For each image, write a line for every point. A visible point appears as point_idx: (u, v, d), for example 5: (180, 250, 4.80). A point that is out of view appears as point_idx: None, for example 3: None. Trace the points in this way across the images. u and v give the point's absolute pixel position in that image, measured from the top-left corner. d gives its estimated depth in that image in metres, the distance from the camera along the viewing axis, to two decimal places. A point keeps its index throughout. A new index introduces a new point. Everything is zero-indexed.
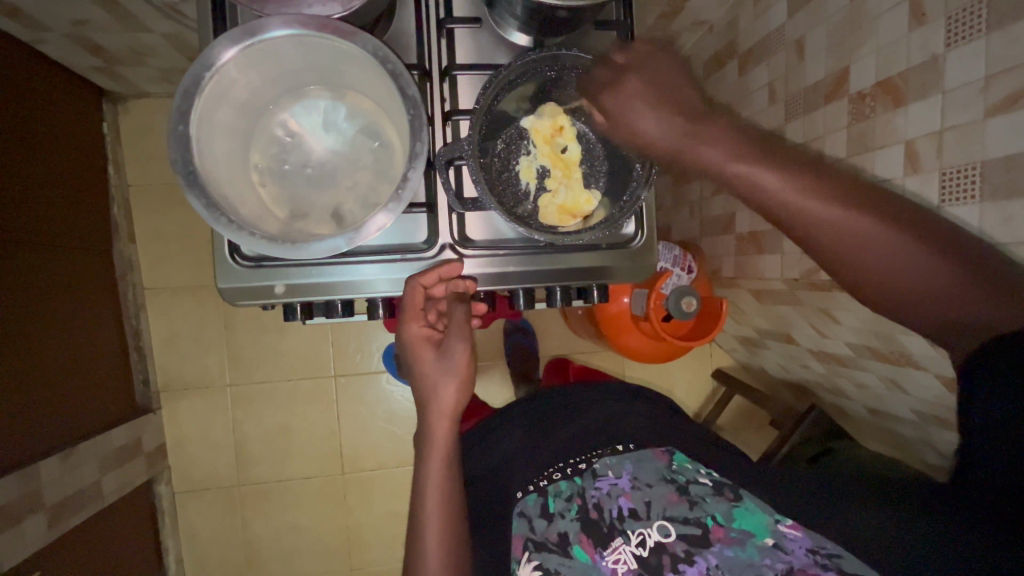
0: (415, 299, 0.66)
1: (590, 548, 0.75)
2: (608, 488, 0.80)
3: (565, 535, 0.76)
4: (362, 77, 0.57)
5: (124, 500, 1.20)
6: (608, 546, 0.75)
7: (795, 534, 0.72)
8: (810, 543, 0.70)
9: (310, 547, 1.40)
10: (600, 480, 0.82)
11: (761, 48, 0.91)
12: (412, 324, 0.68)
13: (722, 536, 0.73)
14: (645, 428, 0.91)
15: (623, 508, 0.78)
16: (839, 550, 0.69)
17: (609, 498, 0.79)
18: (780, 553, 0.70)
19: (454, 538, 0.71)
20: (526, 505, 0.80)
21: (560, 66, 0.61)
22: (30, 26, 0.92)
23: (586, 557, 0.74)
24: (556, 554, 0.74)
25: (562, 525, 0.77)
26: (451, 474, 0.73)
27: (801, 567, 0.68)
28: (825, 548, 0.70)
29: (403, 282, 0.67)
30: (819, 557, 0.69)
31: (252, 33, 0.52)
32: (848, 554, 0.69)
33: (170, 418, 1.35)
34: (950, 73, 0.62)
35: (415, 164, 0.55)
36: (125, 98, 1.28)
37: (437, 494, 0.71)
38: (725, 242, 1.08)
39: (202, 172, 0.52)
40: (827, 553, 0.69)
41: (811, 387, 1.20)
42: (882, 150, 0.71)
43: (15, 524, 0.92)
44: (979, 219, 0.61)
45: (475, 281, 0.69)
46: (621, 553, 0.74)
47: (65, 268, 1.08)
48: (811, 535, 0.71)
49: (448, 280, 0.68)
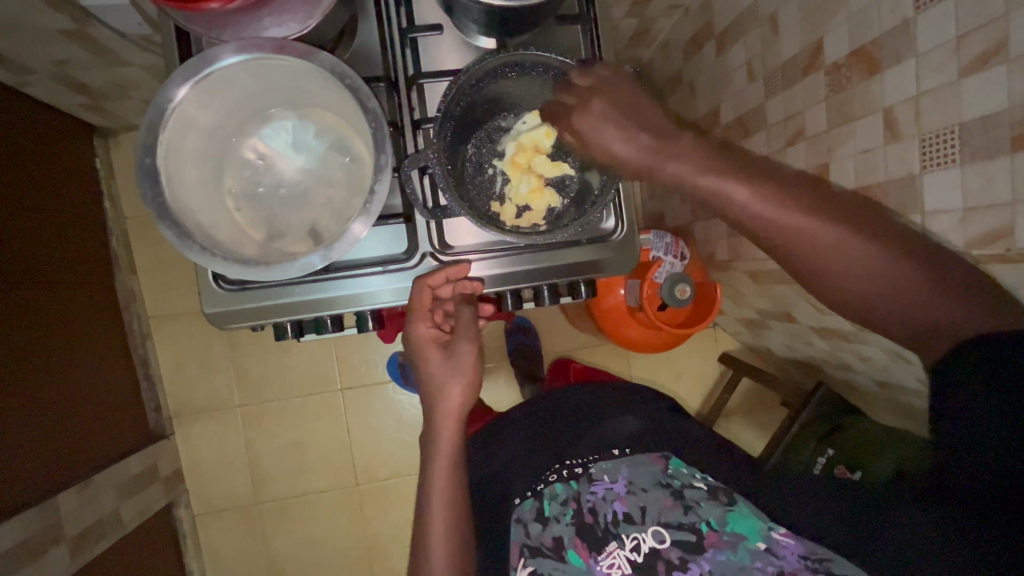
0: (424, 300, 0.67)
1: (585, 552, 0.75)
2: (604, 492, 0.80)
3: (561, 539, 0.77)
4: (323, 94, 0.57)
5: (144, 526, 1.22)
6: (603, 550, 0.74)
7: (787, 541, 0.69)
8: (802, 550, 0.68)
9: (331, 559, 1.42)
10: (596, 485, 0.82)
11: (736, 28, 0.90)
12: (419, 325, 0.69)
13: (715, 540, 0.71)
14: (641, 430, 0.91)
15: (617, 512, 0.77)
16: (829, 553, 0.66)
17: (604, 502, 0.79)
18: (771, 557, 0.68)
19: (460, 539, 0.73)
20: (523, 511, 0.82)
21: (518, 66, 0.60)
22: (14, 71, 0.94)
23: (580, 562, 0.74)
24: (550, 558, 0.75)
25: (557, 530, 0.78)
26: (455, 472, 0.74)
27: (792, 572, 0.66)
28: (816, 553, 0.67)
29: (409, 288, 0.68)
30: (810, 561, 0.66)
31: (209, 62, 0.52)
32: (838, 558, 0.65)
33: (184, 442, 1.37)
34: (922, 36, 0.60)
35: (381, 176, 0.54)
36: (115, 132, 1.30)
37: (441, 494, 0.73)
38: (716, 226, 1.08)
39: (173, 203, 0.53)
40: (818, 558, 0.66)
41: (818, 365, 1.19)
42: (863, 120, 0.70)
43: (36, 558, 0.94)
44: (962, 182, 0.60)
45: (482, 282, 0.69)
46: (616, 558, 0.73)
47: (67, 304, 1.10)
48: (804, 541, 0.69)
49: (455, 281, 0.68)
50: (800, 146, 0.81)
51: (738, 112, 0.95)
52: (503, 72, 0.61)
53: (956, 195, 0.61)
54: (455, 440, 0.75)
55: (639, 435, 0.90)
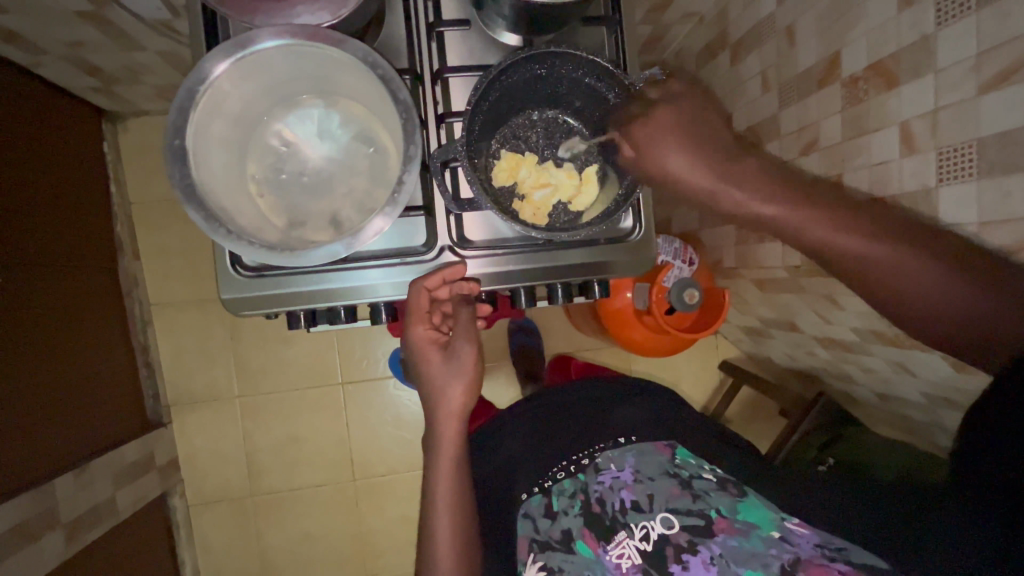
0: (421, 303, 0.67)
1: (593, 542, 0.74)
2: (611, 481, 0.80)
3: (568, 531, 0.77)
4: (352, 84, 0.58)
5: (138, 515, 1.21)
6: (613, 540, 0.74)
7: (802, 531, 0.69)
8: (817, 539, 0.68)
9: (324, 554, 1.41)
10: (603, 475, 0.82)
11: (752, 38, 0.91)
12: (418, 328, 0.70)
13: (726, 526, 0.70)
14: (643, 421, 0.91)
15: (625, 501, 0.77)
16: (845, 544, 0.68)
17: (611, 491, 0.79)
18: (785, 544, 0.67)
19: (463, 537, 0.73)
20: (530, 506, 0.82)
21: (548, 63, 0.60)
22: (28, 50, 0.93)
23: (589, 552, 0.74)
24: (560, 551, 0.74)
25: (566, 522, 0.78)
26: (459, 469, 0.74)
27: (808, 558, 0.65)
28: (832, 543, 0.68)
29: (407, 285, 0.67)
30: (825, 550, 0.66)
31: (244, 46, 0.52)
32: (852, 547, 0.67)
33: (180, 431, 1.36)
34: (942, 53, 0.61)
35: (409, 167, 0.55)
36: (124, 117, 1.30)
37: (447, 490, 0.73)
38: (724, 234, 1.09)
39: (200, 185, 0.53)
40: (834, 548, 0.67)
41: (819, 375, 1.20)
42: (878, 133, 0.71)
43: (31, 542, 0.93)
44: (977, 197, 0.61)
45: (478, 283, 0.68)
46: (625, 547, 0.73)
47: (69, 286, 1.09)
48: (818, 532, 0.70)
49: (452, 281, 0.67)
50: (812, 156, 0.82)
51: (751, 121, 0.96)
52: (532, 69, 0.60)
53: (971, 208, 0.62)
54: (459, 436, 0.74)
55: (644, 426, 0.90)
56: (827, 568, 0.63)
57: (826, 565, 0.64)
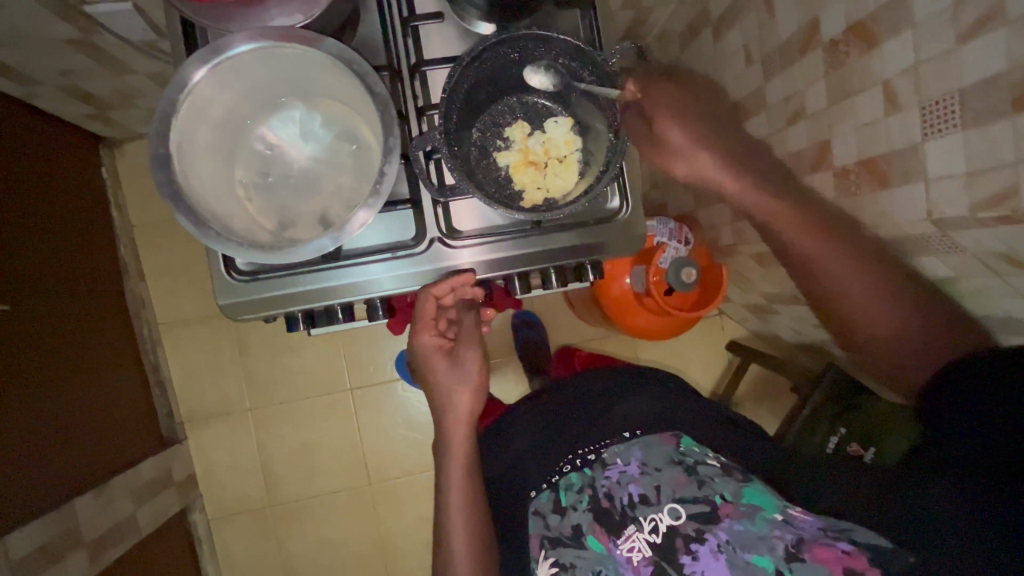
0: (429, 311, 0.70)
1: (603, 536, 0.74)
2: (618, 476, 0.79)
3: (579, 526, 0.76)
4: (329, 82, 0.58)
5: (160, 531, 1.23)
6: (623, 534, 0.73)
7: (805, 517, 0.69)
8: (820, 523, 0.67)
9: (345, 560, 1.41)
10: (610, 470, 0.81)
11: (732, 13, 0.91)
12: (425, 335, 0.73)
13: (731, 511, 0.70)
14: (648, 411, 0.89)
15: (633, 495, 0.76)
16: (849, 525, 0.67)
17: (619, 486, 0.78)
18: (789, 526, 0.67)
19: (478, 532, 0.76)
20: (540, 503, 0.82)
21: (521, 47, 0.61)
22: (23, 81, 0.95)
23: (600, 547, 0.73)
24: (571, 546, 0.75)
25: (575, 517, 0.77)
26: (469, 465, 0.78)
27: (812, 538, 0.65)
28: (834, 525, 0.67)
29: (415, 287, 0.69)
30: (829, 531, 0.66)
31: (220, 52, 0.53)
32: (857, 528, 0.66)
33: (196, 447, 1.38)
34: (918, 6, 0.61)
35: (389, 158, 0.55)
36: (120, 142, 1.32)
37: (460, 487, 0.76)
38: (720, 212, 1.08)
39: (188, 191, 0.54)
40: (837, 529, 0.66)
41: (827, 347, 1.19)
42: (862, 94, 0.70)
43: (57, 561, 0.95)
44: (964, 147, 0.61)
45: (474, 271, 0.69)
46: (636, 541, 0.72)
47: (77, 309, 1.11)
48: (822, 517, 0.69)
49: (458, 288, 0.69)
50: (800, 124, 0.82)
51: (737, 96, 0.95)
52: (504, 54, 0.61)
53: (959, 159, 0.62)
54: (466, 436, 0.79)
55: (652, 420, 0.88)
56: (831, 545, 0.63)
57: (830, 544, 0.64)
